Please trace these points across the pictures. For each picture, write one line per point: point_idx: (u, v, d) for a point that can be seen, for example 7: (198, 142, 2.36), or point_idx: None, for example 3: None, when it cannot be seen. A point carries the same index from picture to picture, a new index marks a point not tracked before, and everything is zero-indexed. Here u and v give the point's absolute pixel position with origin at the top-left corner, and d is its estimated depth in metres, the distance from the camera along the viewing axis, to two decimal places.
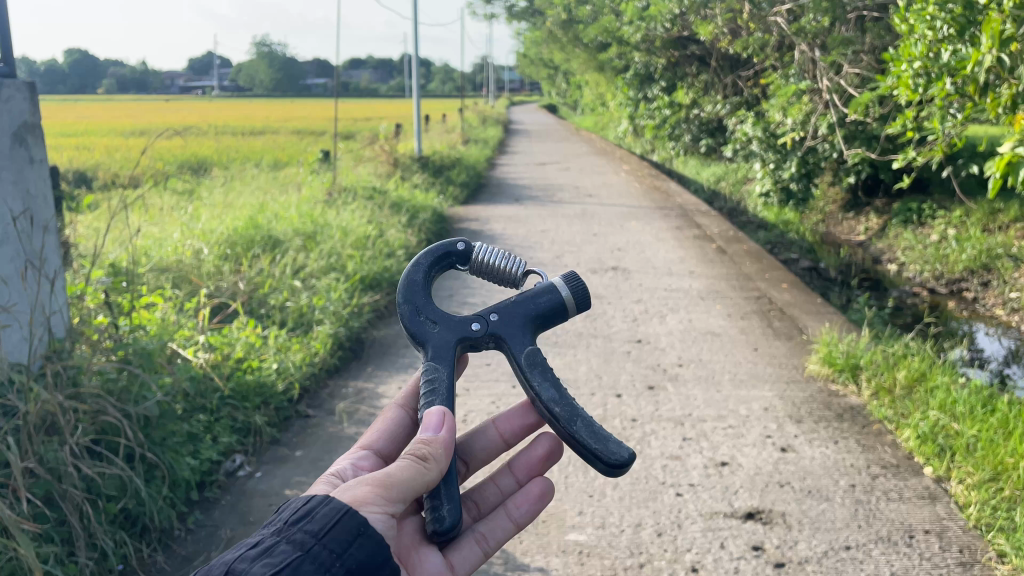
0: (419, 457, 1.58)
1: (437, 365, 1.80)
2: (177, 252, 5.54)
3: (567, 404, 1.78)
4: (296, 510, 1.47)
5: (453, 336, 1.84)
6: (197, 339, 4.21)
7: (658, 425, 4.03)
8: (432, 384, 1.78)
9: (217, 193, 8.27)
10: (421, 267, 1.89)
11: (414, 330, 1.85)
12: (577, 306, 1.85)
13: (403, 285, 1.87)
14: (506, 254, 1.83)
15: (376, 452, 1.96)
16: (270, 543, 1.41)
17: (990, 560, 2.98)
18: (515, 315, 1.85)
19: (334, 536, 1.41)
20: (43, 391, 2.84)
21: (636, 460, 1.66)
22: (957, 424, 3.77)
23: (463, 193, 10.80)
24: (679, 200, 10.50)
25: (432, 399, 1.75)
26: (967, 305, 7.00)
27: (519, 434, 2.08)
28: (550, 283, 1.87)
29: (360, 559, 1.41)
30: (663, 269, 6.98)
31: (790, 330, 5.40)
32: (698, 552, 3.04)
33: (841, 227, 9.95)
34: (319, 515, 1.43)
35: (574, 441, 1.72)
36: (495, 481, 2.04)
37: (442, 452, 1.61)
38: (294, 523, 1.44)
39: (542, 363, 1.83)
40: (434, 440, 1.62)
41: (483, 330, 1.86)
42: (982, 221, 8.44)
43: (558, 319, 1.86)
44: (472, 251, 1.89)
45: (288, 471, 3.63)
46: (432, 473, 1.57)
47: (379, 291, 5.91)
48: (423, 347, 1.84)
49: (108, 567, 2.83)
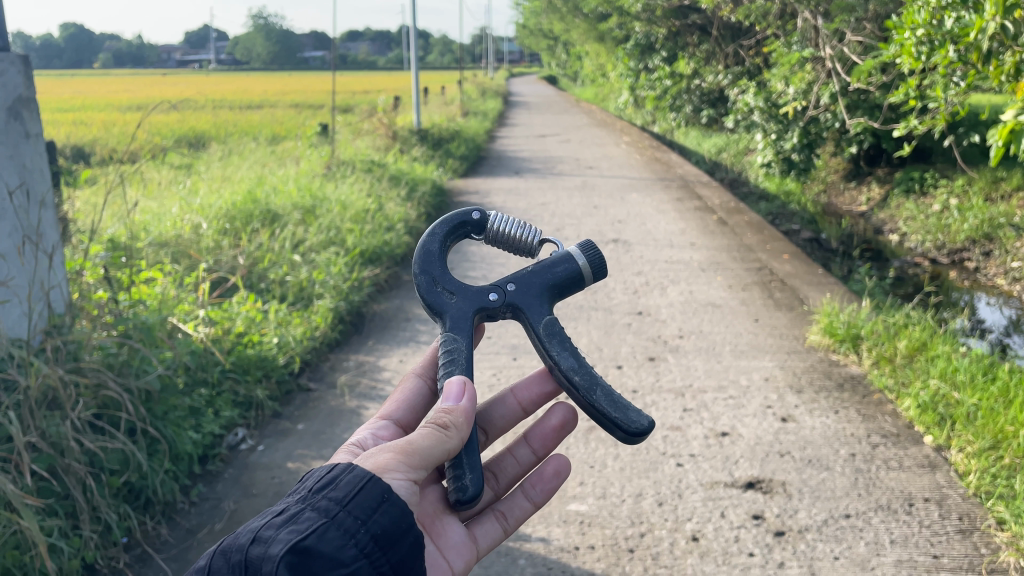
0: (440, 425, 1.58)
1: (457, 336, 1.79)
2: (176, 226, 5.52)
3: (586, 373, 1.78)
4: (319, 478, 1.46)
5: (471, 306, 1.83)
6: (198, 313, 4.21)
7: (659, 396, 4.03)
8: (451, 355, 1.77)
9: (215, 167, 8.23)
10: (437, 236, 1.87)
11: (432, 300, 1.83)
12: (593, 274, 1.85)
13: (420, 255, 1.86)
14: (521, 223, 1.82)
15: (395, 422, 1.97)
16: (296, 511, 1.40)
17: (989, 527, 3.00)
18: (533, 285, 1.84)
19: (358, 503, 1.39)
20: (43, 366, 2.84)
21: (655, 428, 1.67)
22: (957, 392, 3.78)
23: (463, 166, 10.75)
24: (680, 171, 10.45)
25: (452, 369, 1.75)
26: (968, 276, 6.99)
27: (537, 402, 2.08)
28: (567, 252, 1.86)
29: (384, 525, 1.39)
30: (664, 241, 6.96)
31: (792, 301, 5.39)
32: (699, 521, 3.05)
33: (842, 197, 9.91)
34: (343, 482, 1.42)
35: (594, 409, 1.73)
36: (512, 452, 2.06)
37: (463, 420, 1.61)
38: (318, 491, 1.42)
39: (560, 332, 1.83)
40: (454, 409, 1.62)
41: (500, 301, 1.84)
42: (984, 190, 8.40)
43: (575, 288, 1.86)
44: (488, 220, 1.88)
45: (291, 444, 3.65)
46: (452, 440, 1.58)
47: (379, 265, 5.90)
48: (440, 319, 1.83)
49: (112, 540, 2.86)
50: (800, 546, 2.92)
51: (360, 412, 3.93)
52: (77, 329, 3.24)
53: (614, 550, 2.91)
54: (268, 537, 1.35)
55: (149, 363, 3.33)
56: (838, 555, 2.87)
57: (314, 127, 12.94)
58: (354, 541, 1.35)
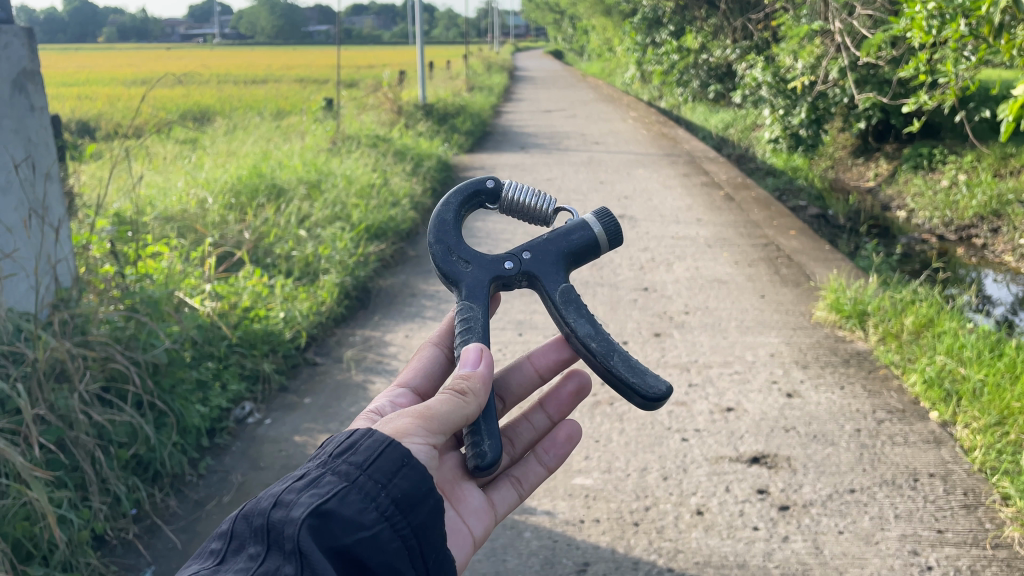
0: (458, 391, 1.59)
1: (473, 304, 1.79)
2: (181, 200, 5.52)
3: (603, 339, 1.78)
4: (339, 443, 1.46)
5: (486, 275, 1.82)
6: (204, 287, 4.21)
7: (664, 372, 4.04)
8: (467, 323, 1.77)
9: (221, 142, 8.21)
10: (451, 206, 1.86)
11: (447, 269, 1.83)
12: (609, 242, 1.84)
13: (435, 225, 1.85)
14: (536, 192, 1.81)
15: (412, 390, 1.97)
16: (316, 474, 1.40)
17: (993, 503, 3.01)
18: (548, 253, 1.84)
19: (378, 467, 1.40)
20: (51, 339, 2.85)
21: (673, 392, 1.67)
22: (964, 368, 3.77)
23: (469, 141, 10.71)
24: (687, 147, 10.38)
25: (469, 337, 1.75)
26: (976, 252, 6.95)
27: (553, 369, 2.08)
28: (582, 220, 1.85)
29: (404, 489, 1.40)
30: (670, 217, 6.94)
31: (798, 277, 5.37)
32: (704, 495, 3.07)
33: (850, 173, 9.85)
34: (363, 447, 1.42)
35: (611, 375, 1.72)
36: (528, 417, 2.06)
37: (481, 386, 1.62)
38: (338, 455, 1.42)
39: (576, 299, 1.82)
40: (472, 375, 1.63)
41: (516, 269, 1.84)
42: (994, 166, 8.33)
43: (590, 255, 1.85)
44: (502, 189, 1.87)
45: (298, 418, 3.67)
46: (471, 406, 1.58)
47: (385, 240, 5.90)
48: (457, 289, 1.83)
49: (122, 512, 2.89)
50: (803, 521, 2.93)
51: (367, 386, 3.95)
52: (83, 302, 3.24)
53: (620, 522, 2.94)
54: (289, 501, 1.35)
55: (155, 337, 3.34)
56: (842, 530, 2.89)
57: (318, 102, 12.89)
58: (375, 505, 1.36)
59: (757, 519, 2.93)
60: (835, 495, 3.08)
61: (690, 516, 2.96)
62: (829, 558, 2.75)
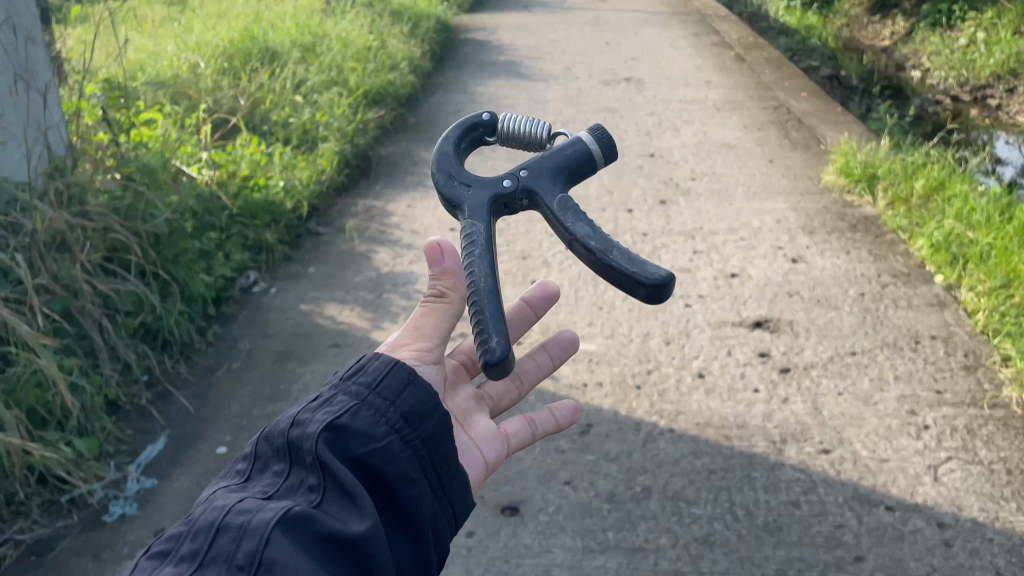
0: (439, 294, 1.65)
1: (474, 221, 1.74)
2: (172, 66, 5.32)
3: (603, 239, 1.67)
4: (348, 365, 1.47)
5: (486, 194, 1.77)
6: (201, 156, 4.11)
7: (670, 239, 4.01)
8: (470, 240, 1.72)
9: (209, 3, 7.85)
10: (451, 140, 1.86)
11: (447, 194, 1.79)
12: (605, 157, 1.80)
13: (436, 157, 1.84)
14: (530, 119, 1.84)
15: None
16: (328, 396, 1.42)
17: (993, 363, 3.04)
18: (544, 166, 1.77)
19: (387, 385, 1.43)
20: (48, 210, 2.84)
21: (674, 279, 1.56)
22: (973, 232, 3.73)
23: (468, 0, 10.23)
24: (697, 4, 9.92)
25: (473, 253, 1.70)
26: (990, 114, 6.76)
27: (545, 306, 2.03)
28: (575, 136, 1.81)
29: (412, 405, 1.43)
30: (678, 80, 6.71)
31: (808, 141, 5.24)
32: (706, 359, 3.11)
33: (866, 31, 9.45)
34: (372, 367, 1.44)
35: (611, 271, 1.62)
36: (532, 360, 1.99)
37: (456, 280, 1.66)
38: (349, 377, 1.44)
39: (575, 208, 1.73)
40: (445, 273, 1.65)
41: (516, 185, 1.77)
42: (1017, 22, 7.97)
43: (588, 171, 1.79)
44: (499, 122, 1.88)
45: (303, 287, 3.67)
46: (452, 305, 1.65)
47: (384, 106, 5.72)
48: (460, 216, 1.79)
49: (133, 377, 2.96)
50: (803, 382, 2.98)
51: (370, 256, 3.93)
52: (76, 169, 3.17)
53: (622, 386, 2.98)
54: (304, 421, 1.38)
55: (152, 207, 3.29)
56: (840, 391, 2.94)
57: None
58: (384, 419, 1.40)
59: (758, 383, 2.99)
60: (835, 357, 3.11)
61: (691, 380, 3.01)
62: (826, 418, 2.82)
